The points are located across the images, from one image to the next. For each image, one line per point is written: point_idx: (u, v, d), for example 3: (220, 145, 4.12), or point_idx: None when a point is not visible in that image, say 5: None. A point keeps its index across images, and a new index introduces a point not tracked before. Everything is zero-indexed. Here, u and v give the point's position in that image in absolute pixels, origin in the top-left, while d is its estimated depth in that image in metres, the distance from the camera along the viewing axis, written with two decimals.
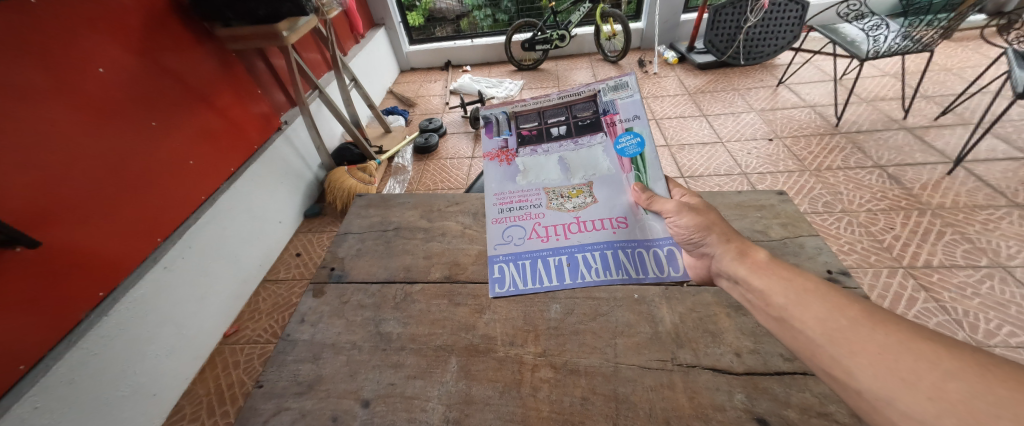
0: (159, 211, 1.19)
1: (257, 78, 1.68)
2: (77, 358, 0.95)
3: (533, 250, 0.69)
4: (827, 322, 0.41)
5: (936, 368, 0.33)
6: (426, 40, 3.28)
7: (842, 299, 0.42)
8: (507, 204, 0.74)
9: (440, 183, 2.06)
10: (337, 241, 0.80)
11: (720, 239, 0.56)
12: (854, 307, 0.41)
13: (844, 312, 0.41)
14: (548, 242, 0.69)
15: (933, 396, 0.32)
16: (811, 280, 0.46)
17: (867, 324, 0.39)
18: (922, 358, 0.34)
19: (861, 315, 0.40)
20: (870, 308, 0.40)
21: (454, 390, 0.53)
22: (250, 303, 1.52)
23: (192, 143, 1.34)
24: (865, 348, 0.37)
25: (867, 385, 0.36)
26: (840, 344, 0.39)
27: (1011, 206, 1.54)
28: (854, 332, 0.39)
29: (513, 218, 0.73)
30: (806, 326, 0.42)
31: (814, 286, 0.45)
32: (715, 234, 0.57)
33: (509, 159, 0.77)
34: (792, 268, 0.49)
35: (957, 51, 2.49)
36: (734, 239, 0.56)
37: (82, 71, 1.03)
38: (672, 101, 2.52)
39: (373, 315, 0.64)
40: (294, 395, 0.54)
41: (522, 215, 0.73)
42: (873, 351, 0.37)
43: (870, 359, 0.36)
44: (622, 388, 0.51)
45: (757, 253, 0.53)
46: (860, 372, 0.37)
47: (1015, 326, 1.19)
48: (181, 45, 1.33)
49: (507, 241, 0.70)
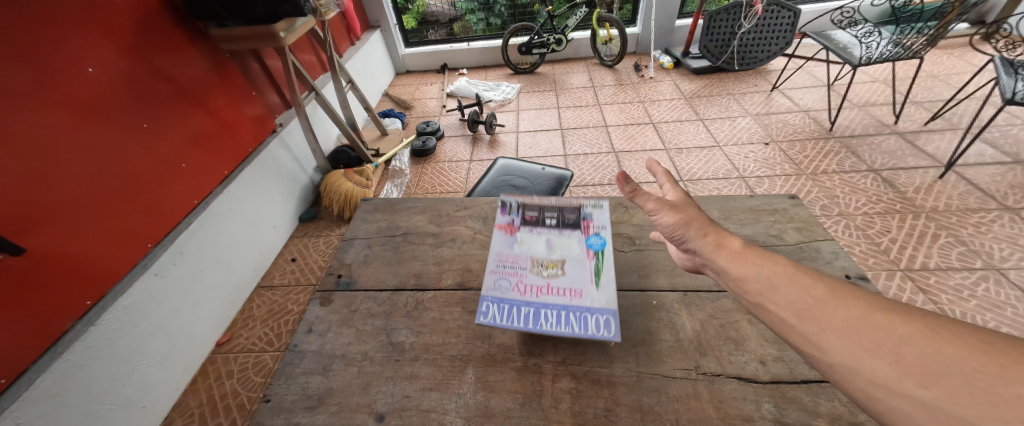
0: (150, 216, 1.16)
1: (251, 79, 1.65)
2: (63, 371, 0.91)
3: (519, 256, 0.68)
4: (796, 302, 0.42)
5: (891, 335, 0.35)
6: (420, 43, 3.26)
7: (808, 278, 0.43)
8: (501, 256, 0.68)
9: (440, 186, 2.03)
10: (343, 247, 0.77)
11: (699, 232, 0.53)
12: (818, 285, 0.42)
13: (810, 292, 0.42)
14: (527, 250, 0.68)
15: (893, 360, 0.34)
16: (781, 262, 0.46)
17: (832, 300, 0.40)
18: (880, 327, 0.36)
19: (824, 293, 0.41)
20: (832, 285, 0.42)
21: (471, 402, 0.51)
22: (244, 310, 1.47)
23: (184, 146, 1.29)
24: (831, 324, 0.38)
25: (836, 358, 0.37)
26: (809, 322, 0.40)
27: (1001, 210, 1.57)
28: (820, 309, 0.40)
29: (502, 267, 0.66)
30: (778, 307, 0.43)
31: (784, 268, 0.45)
32: (694, 228, 0.53)
33: (512, 231, 0.72)
34: (764, 252, 0.49)
35: (943, 58, 2.56)
36: (712, 231, 0.53)
37: (71, 71, 1.00)
38: (669, 105, 2.53)
39: (385, 324, 0.61)
40: (304, 409, 0.51)
41: (510, 267, 0.66)
42: (839, 325, 0.38)
43: (836, 333, 0.38)
44: (646, 398, 0.50)
45: (733, 242, 0.51)
46: (830, 347, 0.38)
47: (1012, 328, 1.21)
48: (173, 45, 1.29)
49: (491, 283, 0.64)
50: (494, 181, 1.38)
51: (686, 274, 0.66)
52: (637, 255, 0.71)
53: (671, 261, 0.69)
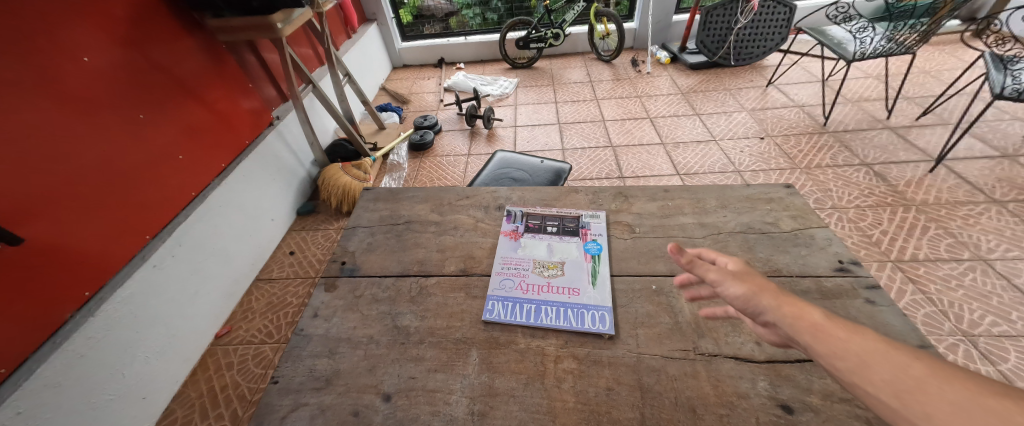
0: (147, 208, 1.15)
1: (248, 72, 1.63)
2: (63, 362, 0.91)
3: (523, 261, 0.69)
4: (894, 383, 0.35)
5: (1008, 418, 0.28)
6: (417, 37, 3.25)
7: (906, 355, 0.36)
8: (505, 259, 0.70)
9: (437, 180, 2.03)
10: (346, 236, 0.79)
11: (773, 300, 0.46)
12: (919, 363, 0.35)
13: (907, 370, 0.35)
14: (534, 257, 0.70)
15: None
16: (875, 337, 0.39)
17: (936, 381, 0.33)
18: (996, 411, 0.29)
19: (927, 371, 0.34)
20: (939, 365, 0.34)
21: (476, 382, 0.52)
22: (242, 303, 1.47)
23: (180, 138, 1.28)
24: (936, 407, 0.31)
25: None
26: (913, 406, 0.33)
27: (989, 202, 1.61)
28: (926, 393, 0.33)
29: (506, 269, 0.68)
30: (874, 388, 0.36)
31: (880, 343, 0.38)
32: (768, 296, 0.46)
33: (515, 237, 0.75)
34: (855, 326, 0.41)
35: (935, 54, 2.59)
36: (789, 299, 0.46)
37: (66, 62, 0.99)
38: (666, 100, 2.54)
39: (389, 309, 0.62)
40: (312, 390, 0.52)
41: (514, 268, 0.68)
42: (947, 409, 0.31)
43: (946, 418, 0.30)
44: (646, 377, 0.51)
45: (815, 313, 0.43)
46: None
47: (996, 316, 1.25)
48: (168, 36, 1.27)
49: (497, 283, 0.65)
50: (494, 173, 1.40)
51: None
52: (636, 242, 0.73)
53: None
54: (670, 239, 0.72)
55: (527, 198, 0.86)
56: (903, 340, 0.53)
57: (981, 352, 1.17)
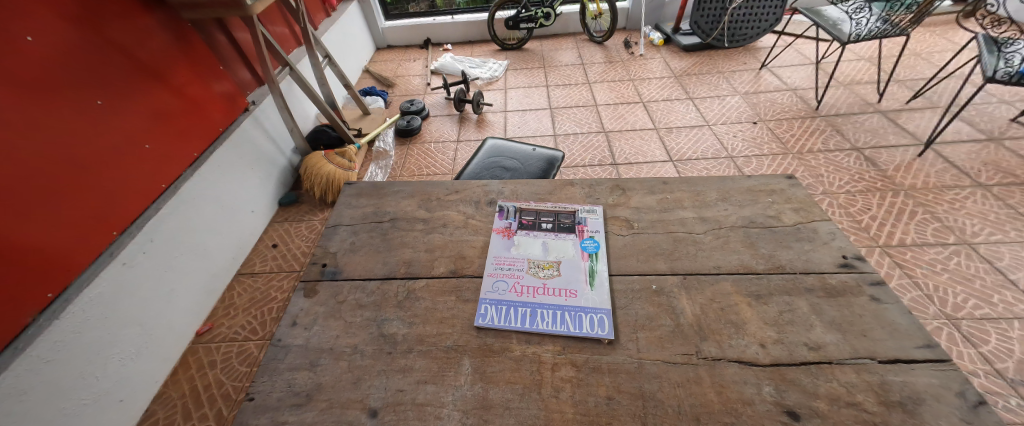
0: (111, 203, 1.07)
1: (218, 53, 1.52)
2: (29, 367, 0.85)
3: (518, 263, 0.65)
4: None
5: None
6: (402, 16, 3.13)
7: None
8: (498, 259, 0.66)
9: (425, 168, 1.97)
10: (328, 235, 0.74)
11: None
12: None
13: None
14: (530, 259, 0.66)
15: None
16: None
17: None
18: None
19: None
20: None
21: (468, 394, 0.49)
22: (223, 299, 1.42)
23: (146, 125, 1.19)
24: None
25: None
26: None
27: (974, 186, 1.62)
28: None
29: (500, 269, 0.64)
30: None
31: None
32: None
33: (509, 235, 0.71)
34: None
35: (926, 36, 2.59)
36: None
37: (13, 43, 0.89)
38: (659, 83, 2.49)
39: (375, 316, 0.59)
40: (291, 407, 0.48)
41: (507, 268, 0.64)
42: None
43: None
44: (647, 385, 0.49)
45: None
46: None
47: (979, 299, 1.27)
48: (124, 14, 1.17)
49: (490, 285, 0.62)
50: (484, 162, 1.34)
51: (685, 258, 0.65)
52: (635, 239, 0.69)
53: (670, 244, 0.68)
54: (669, 235, 0.69)
55: (520, 192, 0.82)
56: (909, 339, 0.51)
57: (964, 334, 1.19)
